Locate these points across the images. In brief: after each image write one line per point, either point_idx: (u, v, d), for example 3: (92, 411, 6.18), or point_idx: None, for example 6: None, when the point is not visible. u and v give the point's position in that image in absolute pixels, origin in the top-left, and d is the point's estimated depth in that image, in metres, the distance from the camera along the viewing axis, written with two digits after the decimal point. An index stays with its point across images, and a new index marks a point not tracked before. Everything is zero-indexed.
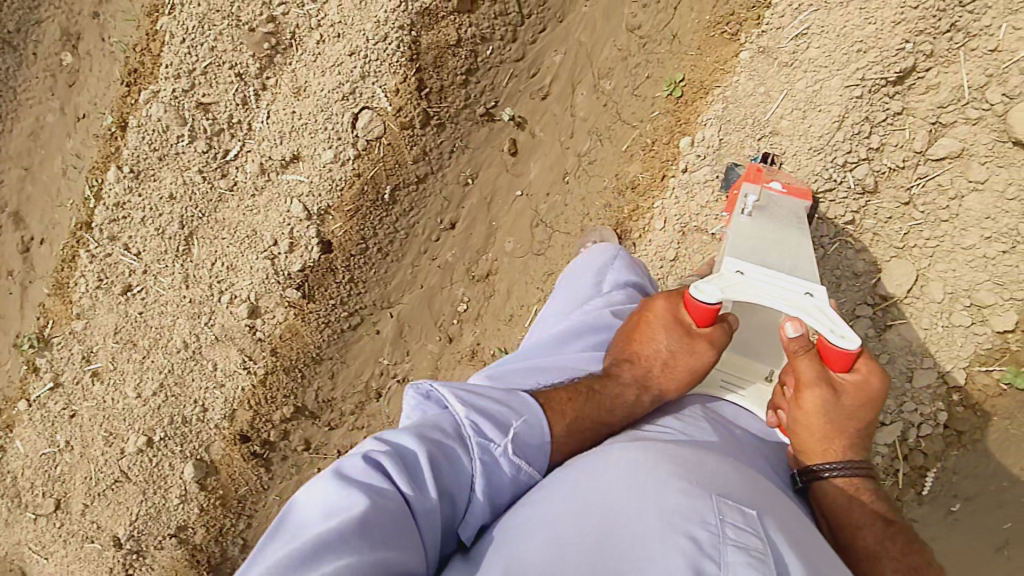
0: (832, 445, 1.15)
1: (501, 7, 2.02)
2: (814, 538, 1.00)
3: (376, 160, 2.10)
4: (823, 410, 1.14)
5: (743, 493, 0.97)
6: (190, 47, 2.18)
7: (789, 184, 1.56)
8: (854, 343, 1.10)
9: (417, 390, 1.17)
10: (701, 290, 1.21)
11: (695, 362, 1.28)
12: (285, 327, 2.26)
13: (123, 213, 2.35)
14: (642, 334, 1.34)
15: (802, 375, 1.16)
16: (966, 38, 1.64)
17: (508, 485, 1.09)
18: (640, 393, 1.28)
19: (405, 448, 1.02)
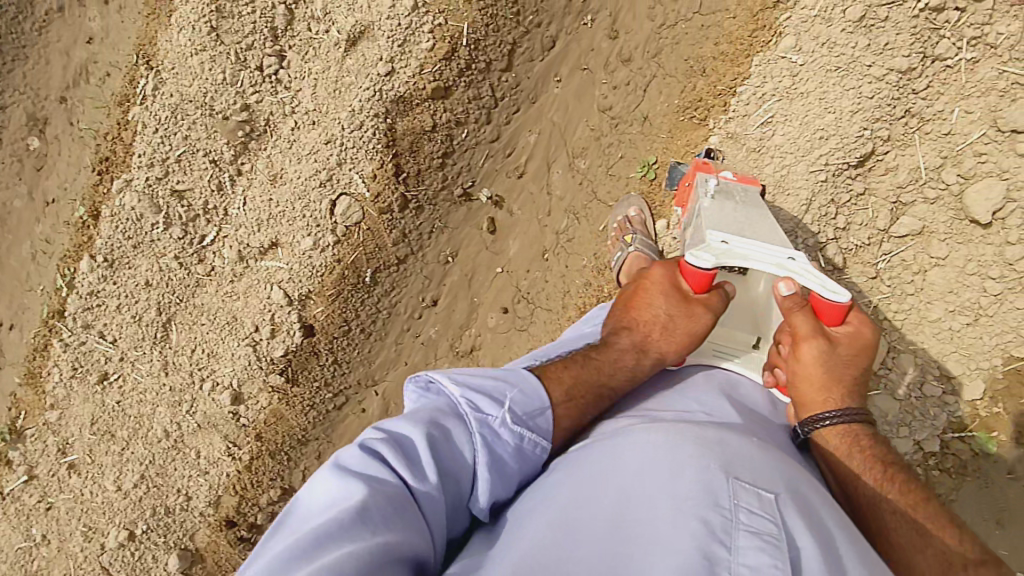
0: (831, 392, 1.23)
1: (474, 92, 2.05)
2: (824, 496, 1.08)
3: (355, 245, 2.11)
4: (821, 360, 1.23)
5: (754, 473, 1.02)
6: (163, 137, 2.17)
7: (739, 174, 1.70)
8: (846, 295, 1.20)
9: (410, 381, 1.14)
10: (697, 255, 1.31)
11: (693, 327, 1.35)
12: (269, 412, 2.26)
13: (97, 301, 2.32)
14: (640, 302, 1.42)
15: (799, 328, 1.25)
16: (920, 123, 1.74)
17: (511, 454, 1.09)
18: (639, 356, 1.34)
19: (401, 435, 1.00)
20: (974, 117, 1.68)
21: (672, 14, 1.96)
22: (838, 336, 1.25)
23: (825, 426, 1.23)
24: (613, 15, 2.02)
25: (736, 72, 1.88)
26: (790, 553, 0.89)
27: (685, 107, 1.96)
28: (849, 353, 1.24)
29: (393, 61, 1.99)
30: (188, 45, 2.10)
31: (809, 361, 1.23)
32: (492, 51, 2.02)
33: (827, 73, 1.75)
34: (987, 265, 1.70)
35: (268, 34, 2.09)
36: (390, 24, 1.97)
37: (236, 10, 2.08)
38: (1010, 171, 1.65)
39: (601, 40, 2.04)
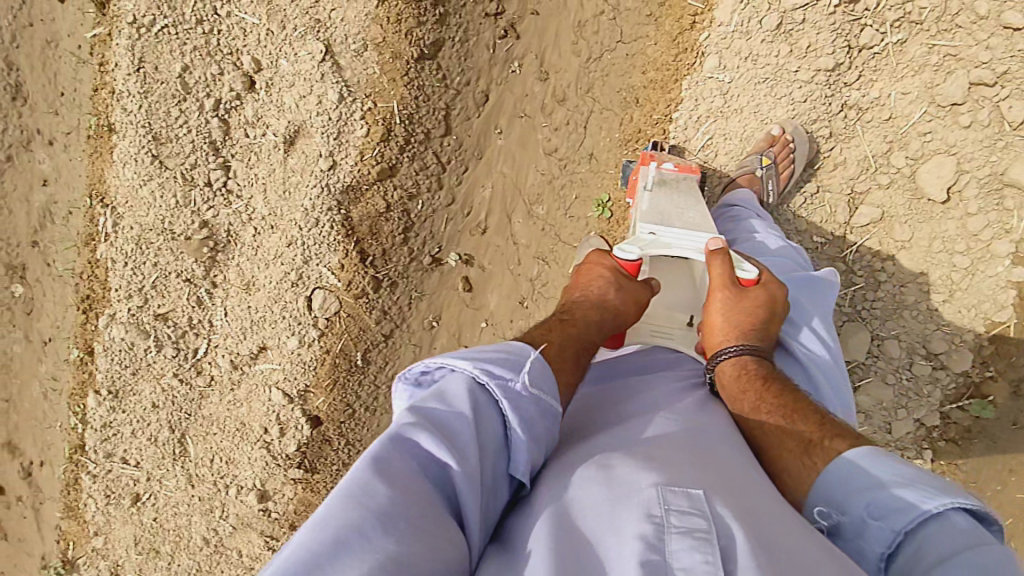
0: (734, 333, 1.31)
1: (420, 163, 2.05)
2: (773, 506, 0.99)
3: (339, 333, 2.15)
4: (728, 303, 1.33)
5: (696, 477, 0.97)
6: (134, 269, 2.22)
7: (679, 163, 1.71)
8: (754, 272, 1.35)
9: (407, 372, 1.06)
10: (624, 247, 1.42)
11: (639, 291, 1.42)
12: (297, 502, 2.29)
13: (112, 430, 2.40)
14: (587, 277, 1.44)
15: (715, 279, 1.36)
16: (860, 113, 1.73)
17: (537, 416, 1.04)
18: (602, 312, 1.36)
19: (424, 415, 0.94)
20: (912, 96, 1.68)
21: (596, 46, 1.95)
22: (749, 291, 1.34)
23: (726, 360, 1.29)
24: (540, 57, 2.00)
25: (668, 98, 1.87)
26: (725, 550, 0.83)
27: (626, 140, 1.94)
28: (755, 308, 1.33)
29: (332, 154, 2.01)
30: (135, 179, 2.14)
31: (717, 305, 1.34)
32: (428, 120, 2.01)
33: (757, 87, 1.76)
34: (953, 240, 1.70)
35: (208, 148, 2.10)
36: (320, 120, 1.99)
37: (173, 133, 2.09)
38: (958, 148, 1.65)
39: (533, 84, 2.02)
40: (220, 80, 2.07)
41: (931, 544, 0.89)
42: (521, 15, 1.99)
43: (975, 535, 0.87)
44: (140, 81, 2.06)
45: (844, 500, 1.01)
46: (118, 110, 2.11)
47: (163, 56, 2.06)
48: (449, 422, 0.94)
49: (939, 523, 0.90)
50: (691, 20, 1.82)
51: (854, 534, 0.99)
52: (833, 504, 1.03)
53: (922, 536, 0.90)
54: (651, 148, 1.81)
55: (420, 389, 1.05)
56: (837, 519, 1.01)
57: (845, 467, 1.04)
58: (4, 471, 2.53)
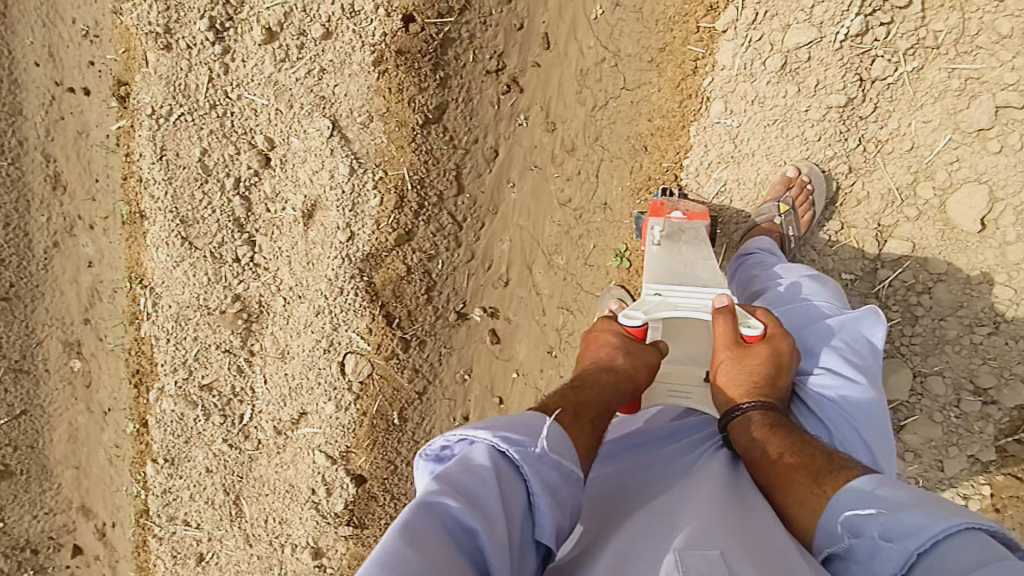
0: (739, 391, 1.23)
1: (436, 224, 2.06)
2: (806, 566, 0.94)
3: (375, 395, 2.16)
4: (731, 361, 1.25)
5: (723, 533, 0.93)
6: (177, 344, 2.29)
7: (688, 211, 1.65)
8: (756, 327, 1.26)
9: (426, 448, 1.03)
10: (628, 313, 1.35)
11: (649, 355, 1.33)
12: (350, 557, 2.28)
13: (172, 495, 2.45)
14: (593, 343, 1.35)
15: (718, 338, 1.28)
16: (879, 145, 1.65)
17: (560, 481, 1.00)
18: (613, 376, 1.25)
19: (447, 483, 0.91)
20: (936, 124, 1.60)
21: (600, 95, 1.96)
22: (754, 345, 1.26)
23: (733, 420, 1.22)
24: (545, 109, 2.01)
25: (676, 146, 1.83)
26: None
27: (638, 188, 1.92)
28: (760, 364, 1.24)
29: (350, 226, 2.04)
30: (169, 261, 2.21)
31: (720, 364, 1.26)
32: (440, 182, 2.03)
33: (767, 128, 1.71)
34: (992, 272, 1.58)
35: (233, 226, 2.16)
36: (334, 194, 2.03)
37: (198, 215, 2.15)
38: (991, 177, 1.55)
39: (541, 136, 2.02)
40: (237, 159, 2.12)
41: (948, 564, 0.84)
42: (523, 68, 2.00)
43: (994, 550, 0.82)
44: (164, 168, 2.14)
45: (856, 521, 0.96)
46: (147, 197, 2.19)
47: (183, 142, 2.13)
48: (471, 488, 0.91)
49: (954, 539, 0.85)
50: (693, 65, 1.80)
51: (868, 556, 0.93)
52: (845, 526, 0.98)
53: (939, 557, 0.85)
54: (662, 195, 1.76)
55: (441, 461, 1.01)
56: (851, 541, 0.96)
57: (857, 489, 1.00)
58: (79, 532, 2.62)
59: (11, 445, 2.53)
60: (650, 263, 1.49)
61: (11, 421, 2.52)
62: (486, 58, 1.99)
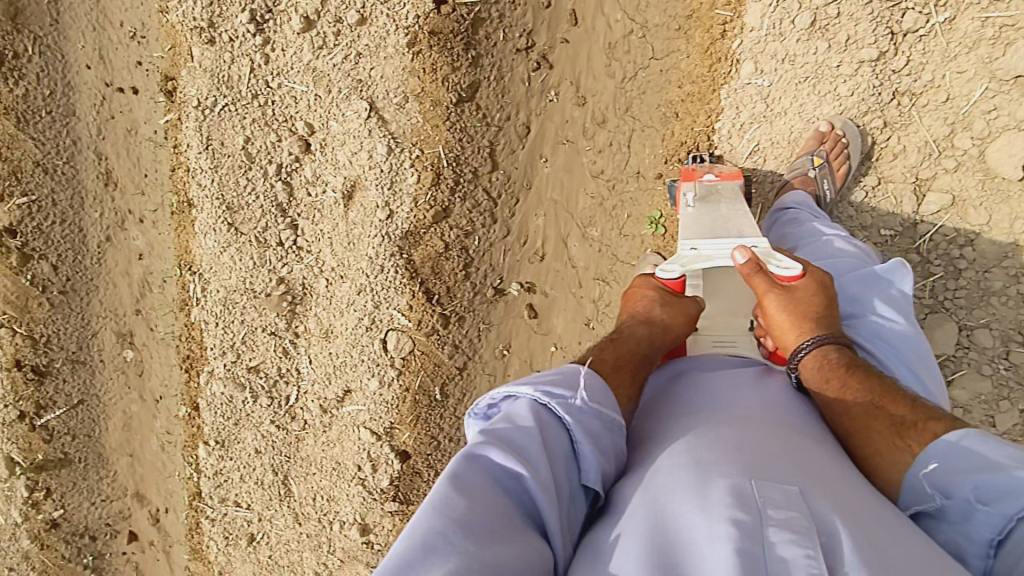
0: (799, 330, 1.23)
1: (472, 201, 2.10)
2: (864, 501, 0.94)
3: (416, 370, 2.21)
4: (779, 303, 1.26)
5: (783, 471, 0.93)
6: (226, 328, 2.37)
7: (720, 171, 1.66)
8: (796, 266, 1.27)
9: (473, 409, 1.05)
10: (665, 267, 1.39)
11: (687, 305, 1.35)
12: (397, 533, 2.32)
13: (223, 477, 2.51)
14: (630, 300, 1.39)
15: (758, 287, 1.29)
16: (913, 98, 1.65)
17: (601, 432, 1.01)
18: (650, 328, 1.29)
19: (495, 433, 0.93)
20: (970, 74, 1.59)
21: (629, 66, 1.98)
22: (797, 283, 1.28)
23: (805, 357, 1.21)
24: (575, 84, 2.04)
25: (708, 109, 1.86)
26: (824, 545, 0.80)
27: (671, 155, 1.94)
28: (806, 296, 1.26)
29: (389, 204, 2.10)
30: (217, 247, 2.30)
31: (770, 309, 1.26)
32: (474, 159, 2.07)
33: (799, 88, 1.74)
34: None
35: (276, 211, 2.23)
36: (373, 173, 2.09)
37: (243, 201, 2.23)
38: None
39: (572, 110, 2.05)
40: (279, 146, 2.19)
41: None
42: (552, 44, 2.03)
43: None
44: (210, 157, 2.23)
45: (947, 481, 0.96)
46: (195, 186, 2.28)
47: (227, 132, 2.21)
48: (517, 438, 0.93)
49: None
50: (721, 29, 1.83)
51: (960, 517, 0.93)
52: (937, 485, 0.97)
53: None
54: (691, 160, 1.77)
55: (486, 417, 1.03)
56: (942, 502, 0.96)
57: (949, 448, 0.98)
58: (134, 518, 2.70)
59: (69, 434, 2.64)
60: (685, 219, 1.50)
61: (69, 410, 2.63)
62: (516, 36, 2.03)
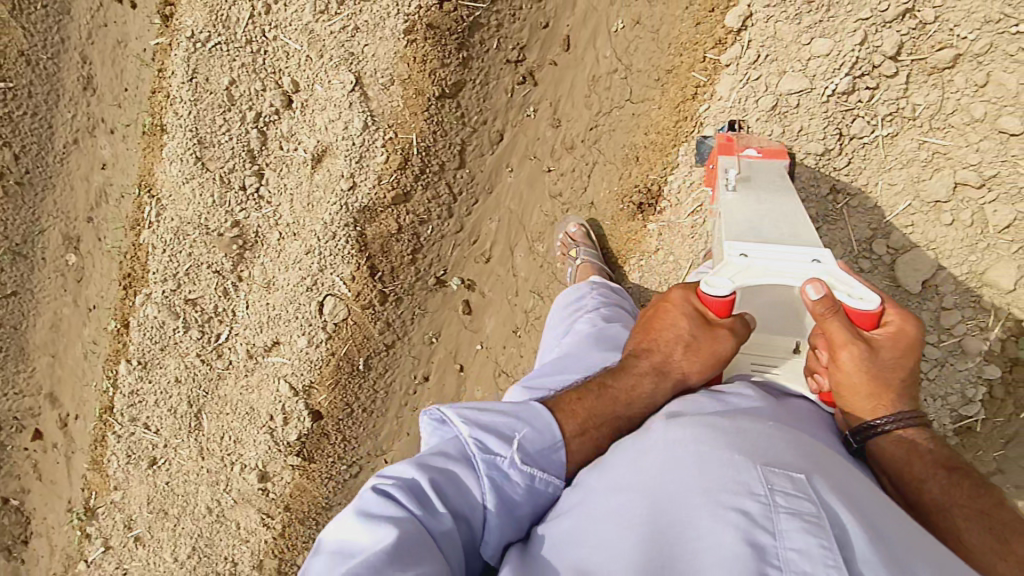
0: (876, 399, 1.07)
1: (433, 192, 2.18)
2: (883, 497, 0.94)
3: (345, 338, 2.28)
4: (862, 365, 1.05)
5: (789, 454, 0.93)
6: (172, 256, 2.40)
7: (764, 149, 1.60)
8: (875, 306, 1.05)
9: (425, 426, 1.11)
10: (712, 284, 1.15)
11: (720, 347, 1.16)
12: (294, 486, 2.40)
13: (138, 398, 2.54)
14: (657, 323, 1.22)
15: (835, 336, 1.05)
16: (847, 198, 1.80)
17: (523, 496, 1.03)
18: (658, 380, 1.18)
19: (414, 478, 0.98)
20: (897, 189, 1.74)
21: (607, 101, 2.08)
22: (875, 332, 1.07)
23: (882, 433, 1.07)
24: (553, 106, 2.14)
25: (665, 161, 1.99)
26: (841, 534, 0.80)
27: (623, 194, 2.08)
28: (895, 357, 1.06)
29: (353, 176, 2.16)
30: (180, 176, 2.33)
31: (849, 371, 1.05)
32: (444, 154, 2.15)
33: None
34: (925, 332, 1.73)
35: (246, 156, 2.28)
36: (345, 144, 2.15)
37: (216, 140, 2.27)
38: (942, 248, 1.70)
39: (545, 129, 2.16)
40: (262, 96, 2.25)
41: None
42: (540, 64, 2.13)
43: None
44: (192, 90, 2.25)
45: None
46: (172, 113, 2.31)
47: (214, 70, 2.24)
48: (436, 483, 0.98)
49: None
50: (693, 90, 1.93)
51: None
52: None
53: None
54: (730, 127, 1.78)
55: (425, 443, 1.11)
56: None
57: None
58: (42, 418, 2.72)
59: None
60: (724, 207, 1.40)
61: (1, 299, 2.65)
62: (508, 48, 2.11)
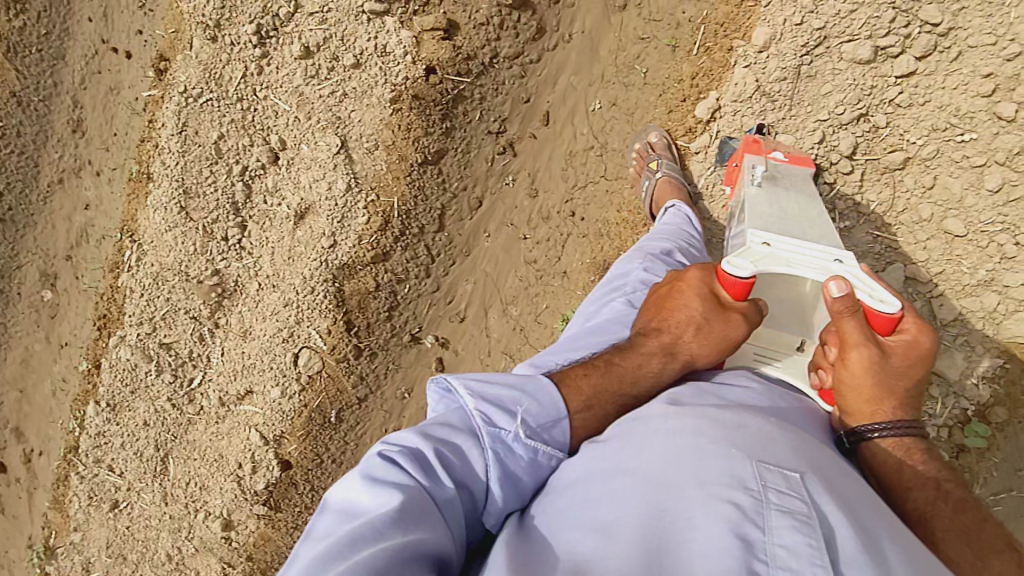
0: (879, 403, 1.11)
1: (412, 253, 2.25)
2: (870, 500, 0.98)
3: (319, 390, 2.31)
4: (871, 369, 1.10)
5: (783, 453, 0.97)
6: (150, 301, 2.43)
7: (789, 154, 1.74)
8: (896, 309, 1.11)
9: (431, 394, 1.15)
10: (735, 264, 1.21)
11: (732, 330, 1.24)
12: (257, 535, 2.39)
13: (104, 439, 2.55)
14: (672, 303, 1.30)
15: (849, 334, 1.12)
16: None
17: (525, 469, 1.08)
18: (667, 360, 1.25)
19: (419, 445, 1.02)
20: None
21: (583, 176, 2.18)
22: (890, 339, 1.13)
23: (878, 439, 1.10)
24: (532, 176, 2.23)
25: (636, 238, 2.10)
26: (830, 536, 0.84)
27: (595, 265, 2.15)
28: (903, 364, 1.12)
29: (334, 235, 2.22)
30: (163, 224, 2.37)
31: (857, 369, 1.10)
32: (424, 217, 2.23)
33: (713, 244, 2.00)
34: None
35: (230, 208, 2.33)
36: (328, 204, 2.21)
37: (201, 190, 2.32)
38: None
39: (523, 198, 2.24)
40: (249, 150, 2.30)
41: None
42: (521, 136, 2.22)
43: None
44: (181, 142, 2.31)
45: None
46: (159, 163, 2.37)
47: (204, 124, 2.31)
48: (439, 453, 1.01)
49: None
50: None
51: None
52: None
53: None
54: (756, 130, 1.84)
55: (431, 410, 1.15)
56: None
57: None
58: (7, 453, 2.71)
59: None
60: (754, 203, 1.52)
61: None
62: (490, 120, 2.20)
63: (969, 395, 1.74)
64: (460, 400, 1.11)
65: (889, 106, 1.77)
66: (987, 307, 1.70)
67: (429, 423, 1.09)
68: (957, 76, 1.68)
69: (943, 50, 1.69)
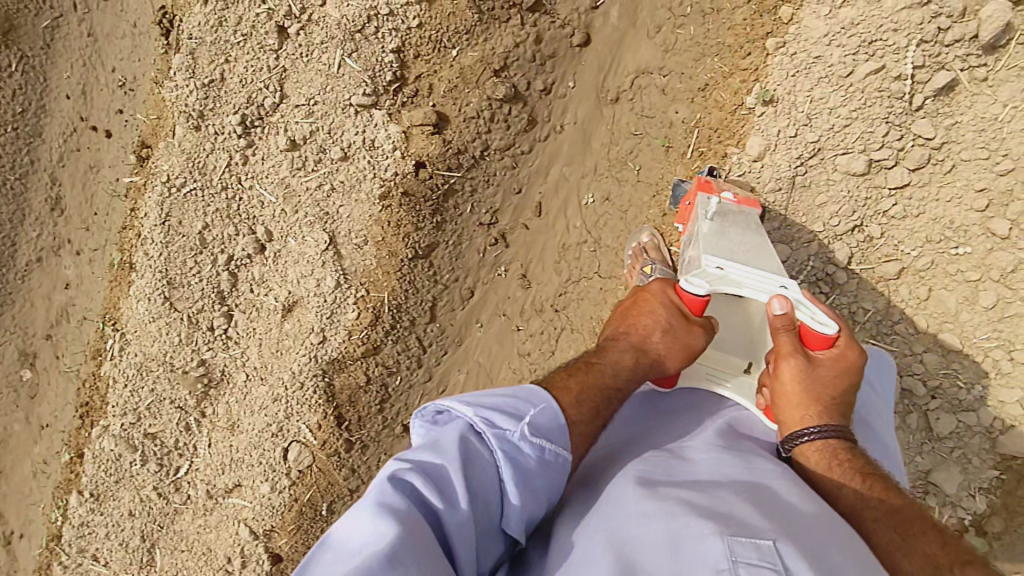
0: (810, 409, 1.21)
1: (403, 345, 2.22)
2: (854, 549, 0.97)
3: (309, 484, 2.26)
4: (799, 376, 1.22)
5: (755, 521, 0.96)
6: (134, 391, 2.36)
7: (739, 195, 1.65)
8: (832, 326, 1.21)
9: (421, 412, 1.09)
10: (692, 280, 1.31)
11: (693, 338, 1.33)
12: None
13: (87, 529, 2.47)
14: (639, 311, 1.43)
15: (781, 346, 1.24)
16: None
17: (536, 467, 1.04)
18: (637, 358, 1.35)
19: (419, 466, 0.97)
20: None
21: (576, 270, 2.16)
22: (821, 352, 1.23)
23: (806, 443, 1.20)
24: (524, 267, 2.21)
25: None
26: None
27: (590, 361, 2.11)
28: (831, 373, 1.22)
29: (323, 330, 2.17)
30: (146, 314, 2.31)
31: (788, 377, 1.22)
32: (415, 309, 2.20)
33: None
34: None
35: (215, 297, 2.26)
36: (317, 300, 2.16)
37: (185, 280, 2.26)
38: None
39: (515, 289, 2.22)
40: (234, 240, 2.24)
41: None
42: (512, 227, 2.20)
43: None
44: (164, 232, 2.25)
45: None
46: (142, 253, 2.31)
47: (188, 213, 2.24)
48: (441, 470, 0.97)
49: None
50: None
51: None
52: None
53: None
54: (708, 173, 1.79)
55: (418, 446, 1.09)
56: None
57: None
58: None
59: None
60: (706, 235, 1.46)
61: None
62: (481, 212, 2.18)
63: (965, 505, 1.73)
64: (456, 417, 1.08)
65: (883, 218, 1.77)
66: (983, 423, 1.69)
67: (421, 444, 1.05)
68: (951, 189, 1.69)
69: (937, 163, 1.70)
